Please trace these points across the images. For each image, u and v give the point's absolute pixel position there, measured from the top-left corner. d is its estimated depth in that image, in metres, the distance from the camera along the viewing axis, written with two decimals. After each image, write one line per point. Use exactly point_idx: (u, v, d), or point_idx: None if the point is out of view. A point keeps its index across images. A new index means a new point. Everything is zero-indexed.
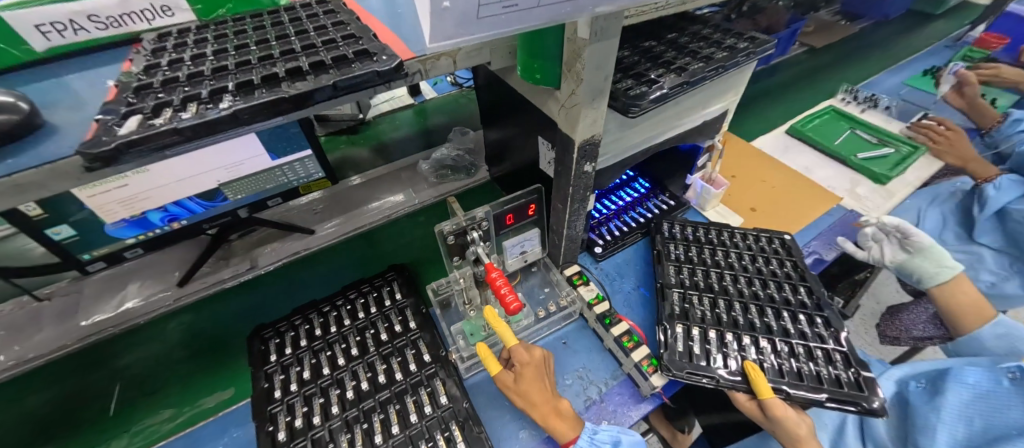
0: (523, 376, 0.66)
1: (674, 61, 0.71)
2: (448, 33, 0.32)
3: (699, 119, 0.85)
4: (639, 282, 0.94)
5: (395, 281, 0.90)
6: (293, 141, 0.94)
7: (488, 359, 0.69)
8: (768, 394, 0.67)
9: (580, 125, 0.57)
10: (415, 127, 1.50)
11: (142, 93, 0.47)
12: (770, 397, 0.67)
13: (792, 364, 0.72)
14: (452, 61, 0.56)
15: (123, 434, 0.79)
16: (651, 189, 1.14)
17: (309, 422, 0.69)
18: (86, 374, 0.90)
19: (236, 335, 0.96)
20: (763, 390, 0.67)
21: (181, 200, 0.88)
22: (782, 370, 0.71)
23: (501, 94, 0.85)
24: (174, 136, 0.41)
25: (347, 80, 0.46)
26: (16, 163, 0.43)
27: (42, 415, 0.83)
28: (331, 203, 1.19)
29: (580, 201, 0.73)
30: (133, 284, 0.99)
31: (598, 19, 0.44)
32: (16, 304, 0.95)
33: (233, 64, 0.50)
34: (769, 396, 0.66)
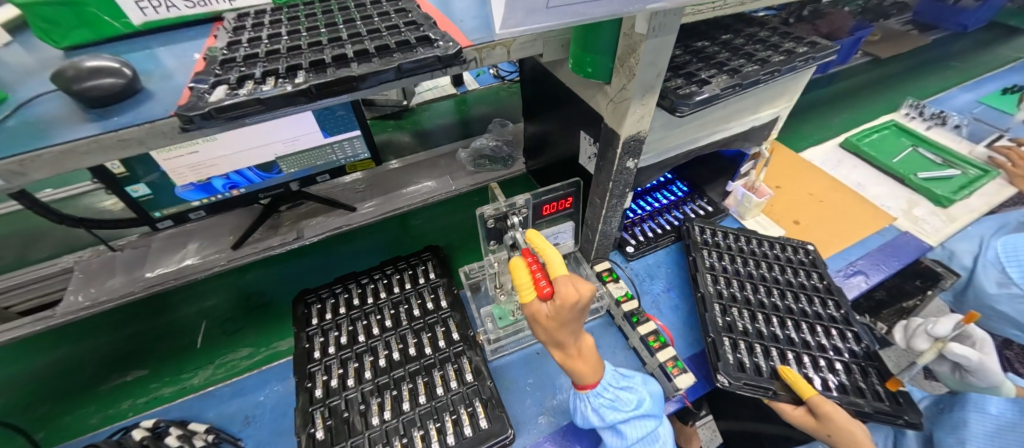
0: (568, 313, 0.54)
1: (728, 63, 0.70)
2: (517, 21, 0.34)
3: (748, 123, 0.83)
4: (670, 285, 0.94)
5: (429, 261, 0.94)
6: (342, 122, 0.99)
7: (519, 283, 0.55)
8: (811, 393, 0.66)
9: (626, 121, 0.58)
10: (456, 116, 1.54)
11: (226, 66, 0.51)
12: (814, 395, 0.65)
13: (833, 378, 0.71)
14: (507, 51, 0.58)
15: (209, 365, 0.88)
16: (690, 192, 1.12)
17: (344, 383, 0.74)
18: (148, 320, 0.99)
19: (278, 298, 1.03)
20: (805, 389, 0.66)
21: (241, 169, 0.95)
22: (829, 384, 0.70)
23: (546, 87, 0.86)
24: (257, 105, 0.45)
25: (410, 63, 0.48)
26: (122, 120, 0.49)
27: (111, 351, 0.93)
28: (373, 183, 1.25)
29: (618, 198, 0.73)
30: (192, 244, 1.08)
31: (657, 15, 0.45)
32: (95, 252, 1.06)
33: (305, 44, 0.54)
34: (814, 393, 0.65)
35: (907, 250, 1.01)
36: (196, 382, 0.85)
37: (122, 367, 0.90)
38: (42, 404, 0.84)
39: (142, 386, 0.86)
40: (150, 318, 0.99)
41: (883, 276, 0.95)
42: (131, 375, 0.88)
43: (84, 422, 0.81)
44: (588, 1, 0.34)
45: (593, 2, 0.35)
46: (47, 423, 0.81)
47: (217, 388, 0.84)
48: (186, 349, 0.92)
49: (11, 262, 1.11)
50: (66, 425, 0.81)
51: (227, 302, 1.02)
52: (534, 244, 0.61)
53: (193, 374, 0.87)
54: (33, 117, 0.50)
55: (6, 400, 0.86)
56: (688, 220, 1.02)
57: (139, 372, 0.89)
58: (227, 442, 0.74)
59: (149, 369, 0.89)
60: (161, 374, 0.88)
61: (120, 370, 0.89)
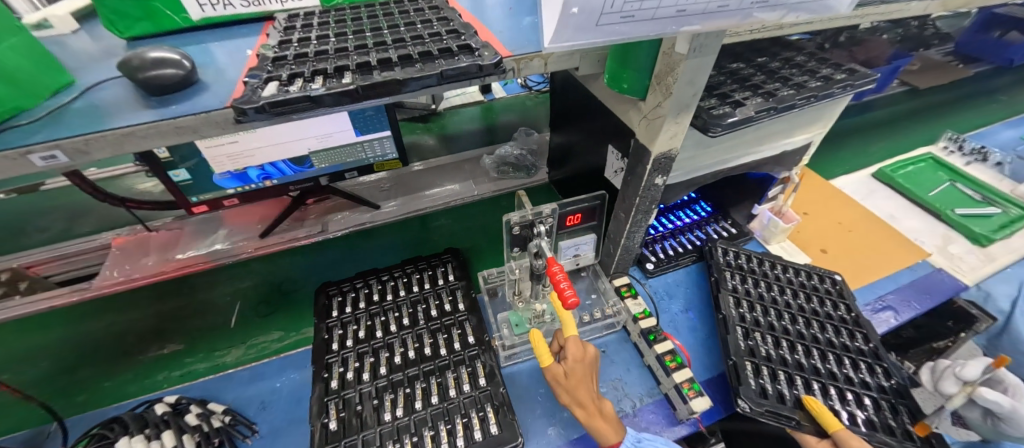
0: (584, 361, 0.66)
1: (763, 85, 0.69)
2: (566, 37, 0.35)
3: (780, 147, 0.82)
4: (689, 305, 0.93)
5: (449, 263, 0.95)
6: (375, 122, 1.02)
7: (540, 348, 0.67)
8: (837, 427, 0.64)
9: (659, 137, 0.58)
10: (482, 123, 1.57)
11: (277, 64, 0.54)
12: (840, 429, 0.63)
13: (861, 413, 0.69)
14: (544, 63, 0.59)
15: (240, 346, 0.92)
16: (714, 212, 1.11)
17: (360, 377, 0.75)
18: (176, 300, 1.03)
19: (300, 289, 1.05)
20: (831, 422, 0.64)
21: (276, 161, 0.99)
22: (856, 419, 0.68)
23: (576, 99, 0.87)
24: (306, 102, 0.47)
25: (452, 71, 0.50)
26: (179, 109, 0.52)
27: (143, 327, 0.97)
28: (398, 183, 1.27)
29: (643, 214, 0.73)
30: (223, 230, 1.12)
31: (699, 36, 0.45)
32: (133, 231, 1.11)
33: (352, 47, 0.56)
34: (840, 427, 0.63)
35: (940, 288, 0.97)
36: (228, 360, 0.89)
37: (153, 342, 0.94)
38: (73, 372, 0.88)
39: (168, 363, 0.89)
40: (178, 298, 1.02)
41: (913, 313, 0.92)
42: (168, 348, 0.92)
43: (123, 389, 0.85)
44: (636, 20, 0.35)
45: (640, 21, 0.36)
46: (81, 390, 0.85)
47: (237, 371, 0.86)
48: (211, 330, 0.96)
49: (56, 235, 1.17)
50: (104, 390, 0.85)
51: (251, 289, 1.06)
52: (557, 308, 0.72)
53: (225, 352, 0.91)
54: (97, 101, 0.54)
55: (43, 366, 0.90)
56: (711, 241, 1.01)
57: (175, 346, 0.93)
58: (242, 425, 0.76)
59: (184, 344, 0.93)
60: (196, 350, 0.91)
61: (158, 341, 0.94)
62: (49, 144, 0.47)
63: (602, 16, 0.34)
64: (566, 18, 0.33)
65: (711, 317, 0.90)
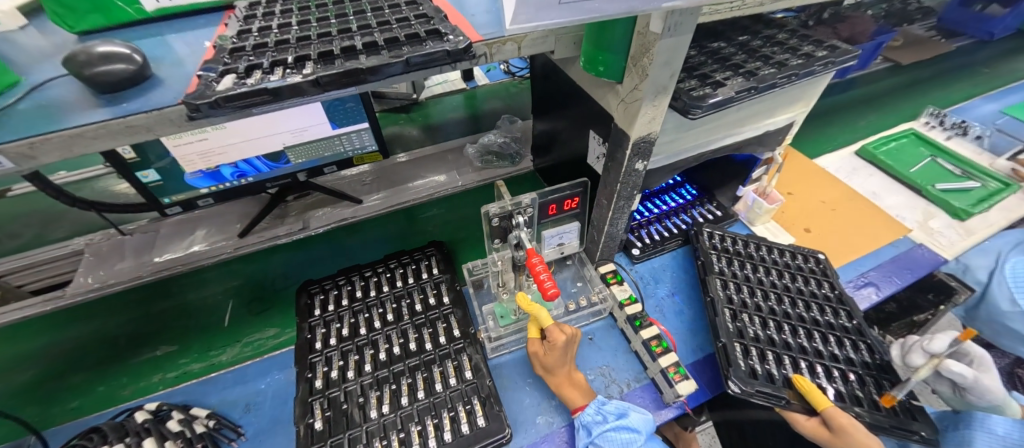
0: (556, 348, 0.68)
1: (744, 65, 0.68)
2: (530, 17, 0.33)
3: (762, 128, 0.82)
4: (675, 289, 0.92)
5: (433, 256, 0.94)
6: (351, 114, 0.99)
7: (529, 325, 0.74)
8: (826, 405, 0.65)
9: (637, 121, 0.56)
10: (466, 112, 1.54)
11: (236, 55, 0.51)
12: (829, 407, 0.64)
13: (848, 389, 0.70)
14: (518, 47, 0.57)
15: (236, 343, 0.91)
16: (698, 196, 1.11)
17: (344, 375, 0.74)
18: (155, 304, 1.01)
19: (284, 287, 1.03)
20: (820, 400, 0.65)
21: (250, 158, 0.96)
22: (844, 395, 0.69)
23: (556, 84, 0.85)
24: (264, 95, 0.44)
25: (418, 57, 0.48)
26: (132, 107, 0.49)
27: (121, 332, 0.95)
28: (380, 176, 1.25)
29: (625, 199, 0.72)
30: (200, 231, 1.08)
31: (673, 14, 0.44)
32: (106, 235, 1.08)
33: (315, 35, 0.53)
34: (829, 405, 0.64)
35: (920, 263, 0.98)
36: (224, 359, 0.87)
37: (140, 345, 0.92)
38: (52, 382, 0.86)
39: (148, 369, 0.87)
40: (157, 303, 1.00)
41: (894, 289, 0.93)
42: (162, 350, 0.91)
43: (102, 398, 0.83)
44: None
45: (607, 0, 0.34)
46: (61, 399, 0.83)
47: (220, 374, 0.85)
48: (193, 333, 0.94)
49: (29, 241, 1.13)
50: (97, 395, 0.83)
51: (232, 290, 1.03)
52: (523, 305, 0.71)
53: (222, 351, 0.89)
54: (45, 100, 0.51)
55: (20, 377, 0.88)
56: (695, 224, 1.01)
57: (168, 347, 0.91)
58: (227, 428, 0.75)
59: (178, 345, 0.91)
60: (191, 350, 0.90)
61: (144, 346, 0.92)
62: None
63: None
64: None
65: (697, 300, 0.91)
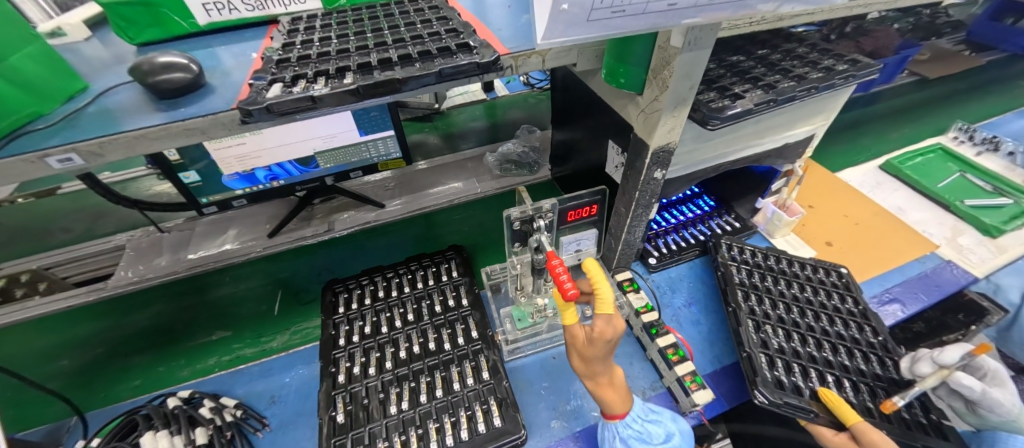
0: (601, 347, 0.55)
1: (763, 78, 0.69)
2: (560, 33, 0.35)
3: (781, 140, 0.82)
4: (692, 299, 0.93)
5: (452, 260, 0.97)
6: (378, 121, 1.03)
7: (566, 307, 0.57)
8: (856, 419, 0.64)
9: (657, 131, 0.56)
10: (485, 121, 1.58)
11: (281, 66, 0.55)
12: (859, 422, 0.63)
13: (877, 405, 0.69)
14: (542, 60, 0.60)
15: (285, 331, 0.95)
16: (716, 207, 1.11)
17: (366, 372, 0.76)
18: (190, 298, 1.06)
19: (309, 286, 1.07)
20: (848, 414, 0.64)
21: (282, 162, 1.01)
22: (872, 410, 0.68)
23: (575, 95, 0.88)
24: (309, 102, 0.48)
25: (450, 69, 0.51)
26: (190, 111, 0.53)
27: (157, 324, 0.99)
28: (401, 182, 1.29)
29: (644, 208, 0.72)
30: (231, 231, 1.14)
31: (693, 29, 0.45)
32: (146, 232, 1.14)
33: (353, 48, 0.58)
34: (859, 420, 0.63)
35: (948, 281, 0.96)
36: (276, 345, 0.92)
37: (210, 327, 0.98)
38: (95, 367, 0.91)
39: (181, 358, 0.91)
40: (192, 296, 1.06)
41: (920, 307, 0.91)
42: (216, 335, 0.96)
43: (138, 385, 0.87)
44: (628, 16, 0.36)
45: (632, 17, 0.36)
46: (118, 381, 0.88)
47: (247, 367, 0.88)
48: (233, 323, 0.98)
49: (78, 236, 1.21)
50: (157, 374, 0.88)
51: (260, 287, 1.08)
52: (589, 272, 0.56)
53: (272, 337, 0.94)
54: (111, 105, 0.55)
55: (65, 362, 0.93)
56: (714, 235, 1.01)
57: (222, 332, 0.96)
58: (253, 418, 0.78)
59: (232, 331, 0.96)
60: (244, 336, 0.95)
61: (205, 330, 0.97)
62: (65, 146, 0.48)
63: (592, 11, 0.34)
64: (559, 14, 0.33)
65: (715, 310, 0.91)
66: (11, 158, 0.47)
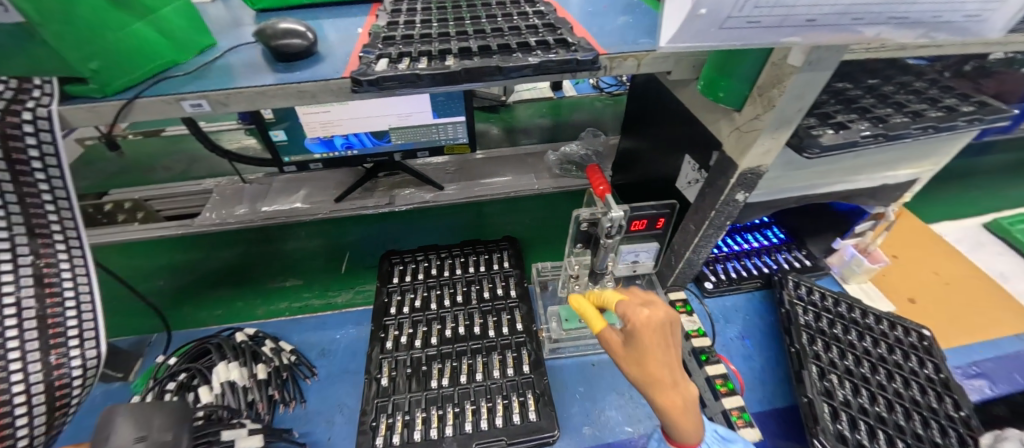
0: (646, 335, 0.48)
1: (873, 110, 0.64)
2: (687, 38, 0.34)
3: (879, 179, 0.75)
4: (747, 332, 0.88)
5: (505, 250, 0.98)
6: (452, 105, 1.06)
7: (589, 317, 0.55)
8: None
9: (750, 152, 0.53)
10: (550, 120, 1.58)
11: (387, 42, 0.58)
12: None
13: None
14: (637, 64, 0.58)
15: (343, 291, 1.01)
16: (787, 240, 1.04)
17: (412, 343, 0.79)
18: (262, 246, 1.15)
19: (365, 252, 1.13)
20: None
21: (359, 132, 1.07)
22: None
23: (654, 104, 0.85)
24: (413, 79, 0.50)
25: (550, 62, 0.51)
26: (303, 75, 0.57)
27: (232, 264, 1.09)
28: (462, 168, 1.32)
29: (716, 229, 0.69)
30: (303, 191, 1.22)
31: (818, 48, 0.42)
32: (230, 181, 1.25)
33: (455, 33, 0.60)
34: None
35: None
36: (335, 302, 0.98)
37: (279, 274, 1.06)
38: (176, 294, 1.01)
39: (246, 300, 0.99)
40: (263, 245, 1.15)
41: (1013, 388, 0.81)
42: (286, 283, 1.04)
43: (210, 316, 0.96)
44: (762, 27, 0.34)
45: (766, 28, 0.34)
46: (198, 308, 0.98)
47: (304, 318, 0.94)
48: (298, 275, 1.06)
49: (175, 175, 1.35)
50: (233, 309, 0.97)
51: (322, 246, 1.15)
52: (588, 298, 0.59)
53: (333, 294, 1.00)
54: (232, 62, 0.61)
55: (154, 284, 1.04)
56: (781, 269, 0.95)
57: (289, 282, 1.04)
58: (304, 366, 0.83)
59: (296, 282, 1.04)
60: (306, 289, 1.02)
61: (276, 277, 1.05)
62: (199, 93, 0.53)
63: (728, 20, 0.33)
64: (695, 18, 0.32)
65: (771, 348, 0.86)
66: (154, 98, 0.52)
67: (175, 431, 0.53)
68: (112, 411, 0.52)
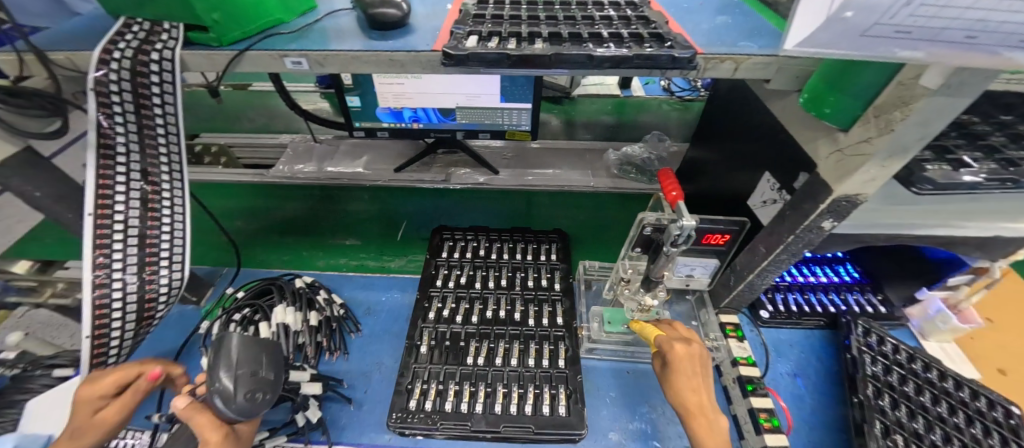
0: (680, 365, 0.62)
1: (1004, 150, 0.56)
2: (820, 41, 0.32)
3: (993, 229, 0.66)
4: (800, 371, 0.82)
5: (554, 243, 0.97)
6: (521, 90, 1.05)
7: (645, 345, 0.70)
8: None
9: (851, 178, 0.48)
10: (614, 117, 1.54)
11: (476, 20, 0.59)
12: None
13: None
14: (734, 68, 0.55)
15: (393, 257, 1.05)
16: (862, 280, 0.94)
17: (453, 317, 0.81)
18: (325, 203, 1.22)
19: (417, 224, 1.17)
20: None
21: (427, 107, 1.09)
22: None
23: (736, 114, 0.80)
24: (502, 59, 0.50)
25: (645, 56, 0.49)
26: (395, 45, 0.58)
27: (297, 216, 1.17)
28: (520, 155, 1.32)
29: (789, 256, 0.64)
30: (365, 157, 1.27)
31: (964, 70, 0.37)
32: (304, 138, 1.33)
33: (544, 17, 0.59)
34: None
35: None
36: (384, 266, 1.03)
37: (337, 232, 1.12)
38: (246, 236, 1.10)
39: (305, 251, 1.06)
40: (326, 202, 1.22)
41: None
42: (342, 241, 1.10)
43: (273, 260, 1.03)
44: (913, 36, 0.31)
45: (917, 38, 0.31)
46: (264, 252, 1.06)
47: (354, 276, 0.99)
48: (354, 236, 1.11)
49: (257, 127, 1.46)
50: (293, 259, 1.04)
51: (378, 212, 1.20)
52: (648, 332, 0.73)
53: (383, 258, 1.05)
54: (331, 25, 0.64)
55: (229, 224, 1.14)
56: (851, 311, 0.87)
57: (344, 240, 1.10)
58: (351, 321, 0.88)
59: (351, 242, 1.09)
60: (359, 250, 1.07)
61: (334, 234, 1.11)
62: (301, 52, 0.56)
63: (873, 26, 0.31)
64: (836, 21, 0.30)
65: (826, 393, 0.79)
66: (260, 52, 0.56)
67: (274, 371, 0.57)
68: (225, 336, 0.54)
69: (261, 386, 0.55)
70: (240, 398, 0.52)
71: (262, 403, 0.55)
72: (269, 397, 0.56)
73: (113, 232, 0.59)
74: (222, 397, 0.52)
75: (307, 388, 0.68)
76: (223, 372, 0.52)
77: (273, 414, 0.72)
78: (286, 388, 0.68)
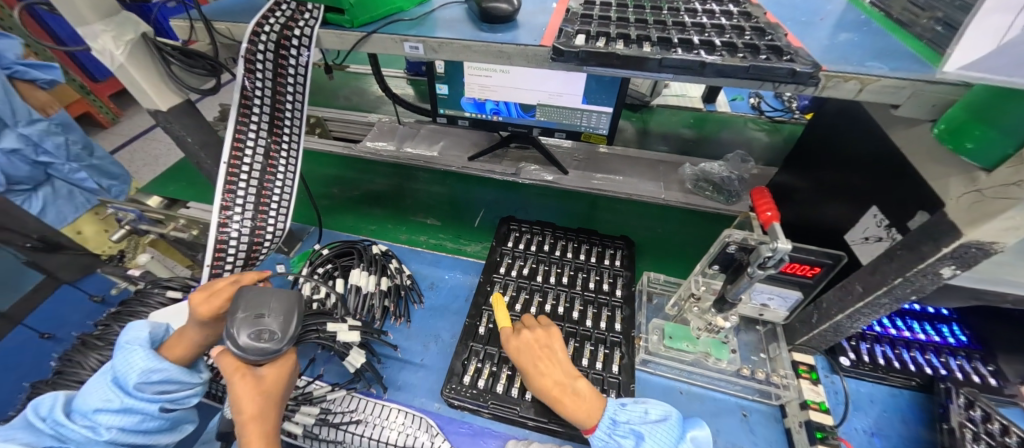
0: (521, 356, 0.68)
1: None
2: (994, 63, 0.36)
3: None
4: (880, 430, 0.75)
5: (620, 249, 0.96)
6: (606, 93, 1.05)
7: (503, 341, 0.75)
8: None
9: (989, 222, 0.43)
10: (694, 132, 1.47)
11: (582, 19, 0.60)
12: None
13: None
14: (859, 89, 0.51)
15: (459, 240, 1.10)
16: (970, 345, 0.82)
17: (512, 305, 0.84)
18: (402, 182, 1.30)
19: (484, 212, 1.21)
20: None
21: (510, 101, 1.12)
22: None
23: (844, 140, 0.74)
24: (609, 59, 0.51)
25: (762, 67, 0.47)
26: (502, 37, 0.61)
27: (377, 189, 1.26)
28: (590, 159, 1.30)
29: (890, 299, 0.58)
30: (441, 142, 1.32)
31: None
32: (389, 120, 1.42)
33: (653, 21, 0.59)
34: None
35: None
36: (450, 247, 1.07)
37: (410, 210, 1.20)
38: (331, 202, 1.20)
39: (380, 223, 1.14)
40: (403, 180, 1.30)
41: None
42: (416, 218, 1.17)
43: (353, 227, 1.13)
44: None
45: None
46: (347, 218, 1.16)
47: (422, 252, 1.05)
48: (425, 215, 1.18)
49: (349, 105, 1.58)
50: (369, 228, 1.12)
51: (449, 196, 1.26)
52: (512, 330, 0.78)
53: (449, 240, 1.10)
54: (445, 15, 0.68)
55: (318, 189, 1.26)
56: (953, 377, 0.77)
57: (417, 218, 1.17)
58: (416, 292, 0.93)
59: (422, 220, 1.16)
60: (428, 229, 1.13)
61: (407, 211, 1.19)
62: (419, 38, 0.61)
63: None
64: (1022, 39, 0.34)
65: None
66: (384, 35, 0.62)
67: (283, 314, 0.60)
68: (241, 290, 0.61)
69: (263, 328, 0.58)
70: (244, 342, 0.56)
71: (272, 345, 0.57)
72: (277, 337, 0.58)
73: (239, 179, 0.68)
74: (231, 340, 0.57)
75: (345, 336, 0.70)
76: (230, 318, 0.57)
77: (329, 374, 0.78)
78: (325, 336, 0.71)
